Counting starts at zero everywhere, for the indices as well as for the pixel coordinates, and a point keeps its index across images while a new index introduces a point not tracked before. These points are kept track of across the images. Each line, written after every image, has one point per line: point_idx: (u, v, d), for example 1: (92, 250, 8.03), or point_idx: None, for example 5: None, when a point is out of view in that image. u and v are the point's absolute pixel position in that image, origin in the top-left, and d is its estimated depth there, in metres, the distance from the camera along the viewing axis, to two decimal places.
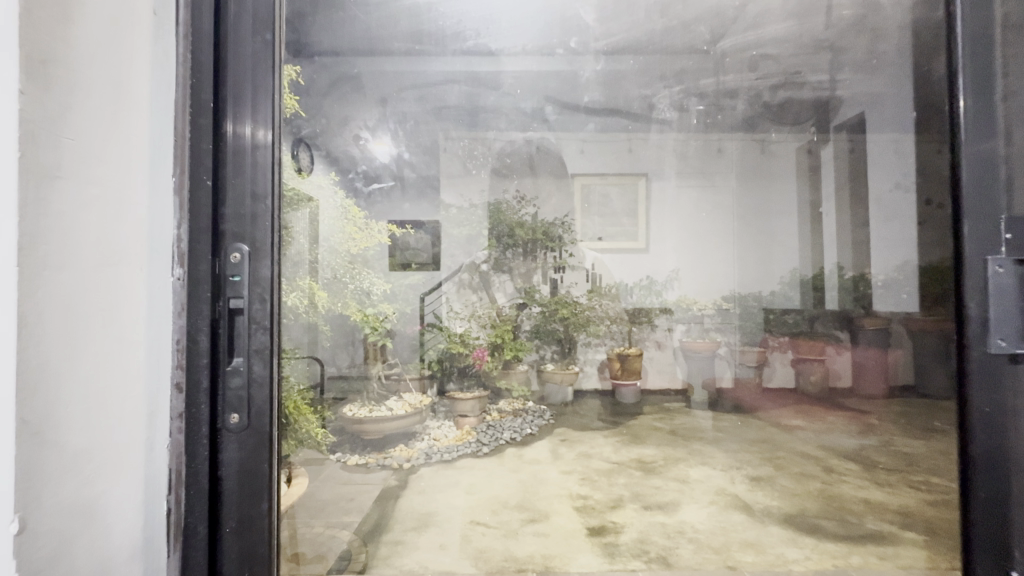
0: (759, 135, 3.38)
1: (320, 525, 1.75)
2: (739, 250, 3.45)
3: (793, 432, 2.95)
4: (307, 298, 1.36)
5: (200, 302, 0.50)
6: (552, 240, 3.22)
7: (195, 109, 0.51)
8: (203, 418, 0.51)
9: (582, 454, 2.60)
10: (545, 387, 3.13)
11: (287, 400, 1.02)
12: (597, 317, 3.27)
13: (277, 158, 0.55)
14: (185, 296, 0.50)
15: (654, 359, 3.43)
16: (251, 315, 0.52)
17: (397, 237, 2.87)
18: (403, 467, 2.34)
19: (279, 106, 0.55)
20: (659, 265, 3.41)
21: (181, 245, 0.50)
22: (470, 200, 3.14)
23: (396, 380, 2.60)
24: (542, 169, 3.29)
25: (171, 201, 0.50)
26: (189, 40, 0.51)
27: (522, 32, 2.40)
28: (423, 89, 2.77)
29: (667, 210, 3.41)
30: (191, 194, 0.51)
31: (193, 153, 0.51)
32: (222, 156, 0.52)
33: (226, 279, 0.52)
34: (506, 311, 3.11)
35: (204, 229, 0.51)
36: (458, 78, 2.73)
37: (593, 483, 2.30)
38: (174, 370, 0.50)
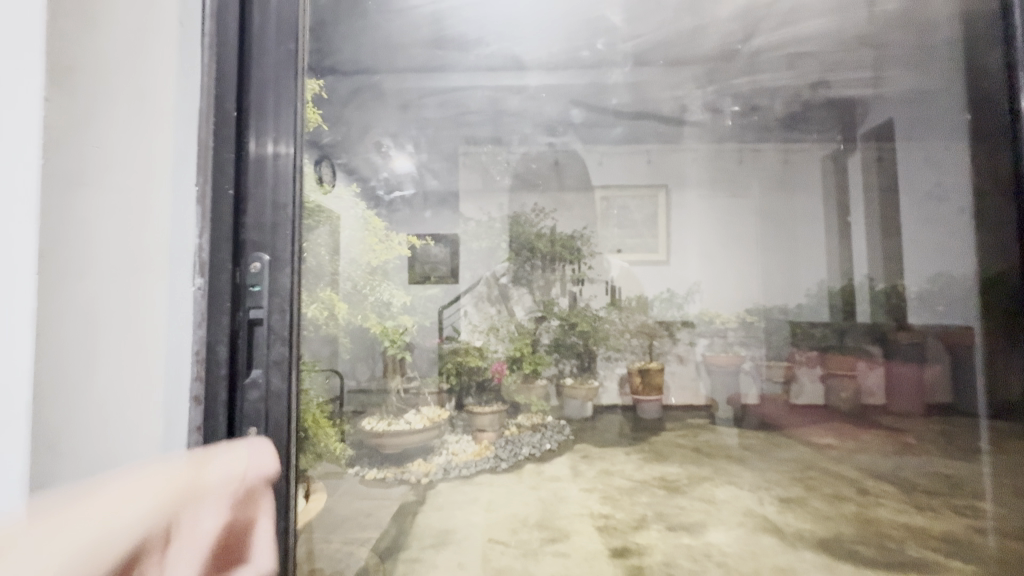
0: (778, 149, 3.34)
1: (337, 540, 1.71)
2: (762, 263, 3.37)
3: (824, 451, 2.83)
4: (327, 310, 1.37)
5: (223, 306, 0.56)
6: (570, 253, 3.15)
7: (219, 127, 0.57)
8: (221, 427, 0.55)
9: (602, 471, 2.54)
10: (565, 402, 3.03)
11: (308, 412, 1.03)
12: (616, 330, 3.21)
13: (299, 167, 0.60)
14: (207, 306, 0.55)
15: (676, 374, 3.35)
16: (271, 325, 0.57)
17: (418, 249, 2.62)
18: (422, 483, 2.34)
19: (300, 118, 0.60)
20: (680, 277, 3.34)
21: (202, 255, 0.56)
22: (489, 213, 3.06)
23: (415, 394, 2.59)
24: (567, 175, 3.24)
25: (194, 209, 0.56)
26: (214, 66, 0.57)
27: (545, 35, 2.31)
28: (444, 94, 2.66)
29: (687, 224, 3.37)
30: (213, 205, 0.56)
31: (217, 167, 0.56)
32: (244, 169, 0.58)
33: (245, 290, 0.57)
34: (524, 324, 2.99)
35: (225, 238, 0.56)
36: (479, 86, 2.66)
37: (614, 501, 2.24)
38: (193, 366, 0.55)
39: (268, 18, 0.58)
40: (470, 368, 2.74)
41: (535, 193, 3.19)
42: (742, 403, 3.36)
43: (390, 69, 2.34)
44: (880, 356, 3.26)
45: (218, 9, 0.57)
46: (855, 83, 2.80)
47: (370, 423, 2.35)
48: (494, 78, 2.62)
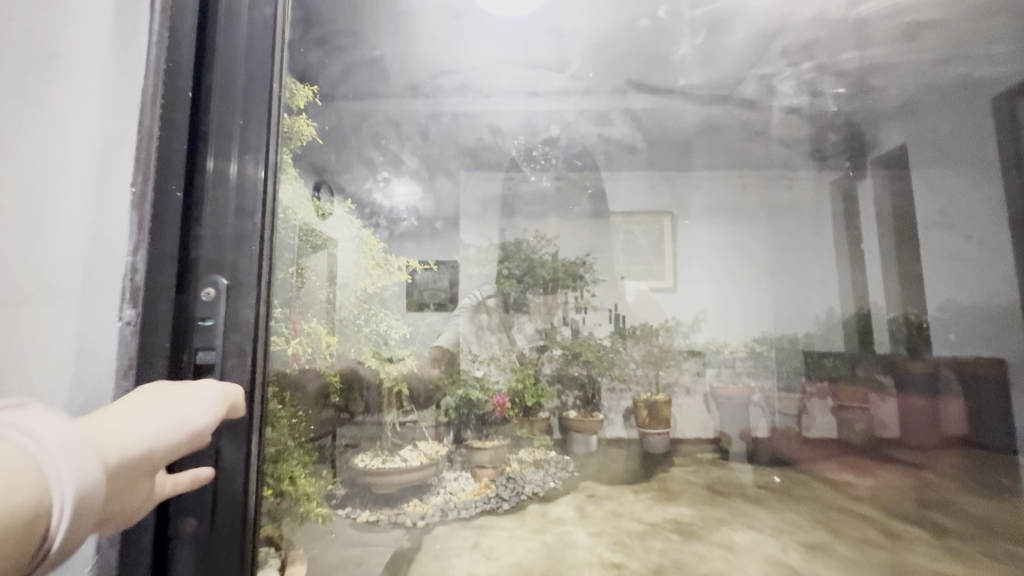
0: (781, 176, 3.31)
1: None
2: (765, 285, 3.19)
3: (847, 491, 2.63)
4: (320, 343, 1.30)
5: (169, 317, 0.58)
6: (573, 279, 2.94)
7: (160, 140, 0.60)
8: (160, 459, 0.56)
9: (611, 513, 2.36)
10: (567, 435, 2.79)
11: (284, 471, 0.97)
12: (622, 359, 2.93)
13: (263, 198, 0.64)
14: (142, 334, 0.57)
15: (684, 406, 3.03)
16: (225, 361, 0.60)
17: (419, 275, 2.39)
18: (418, 527, 2.14)
19: (265, 150, 0.65)
20: (685, 304, 3.07)
21: (137, 277, 0.58)
22: (489, 239, 2.85)
23: (411, 427, 2.37)
24: (579, 200, 3.05)
25: (131, 218, 0.59)
26: (163, 80, 0.61)
27: None
28: (473, 74, 2.59)
29: (697, 254, 3.15)
30: (152, 213, 0.59)
31: (164, 175, 0.59)
32: (198, 179, 0.62)
33: (198, 309, 0.59)
34: (526, 353, 2.79)
35: (168, 251, 0.59)
36: (506, 81, 2.69)
37: (626, 548, 2.06)
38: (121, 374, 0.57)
39: (229, 45, 0.64)
40: (466, 399, 2.56)
41: (535, 217, 2.97)
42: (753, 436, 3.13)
43: (408, 61, 2.39)
44: (891, 389, 3.12)
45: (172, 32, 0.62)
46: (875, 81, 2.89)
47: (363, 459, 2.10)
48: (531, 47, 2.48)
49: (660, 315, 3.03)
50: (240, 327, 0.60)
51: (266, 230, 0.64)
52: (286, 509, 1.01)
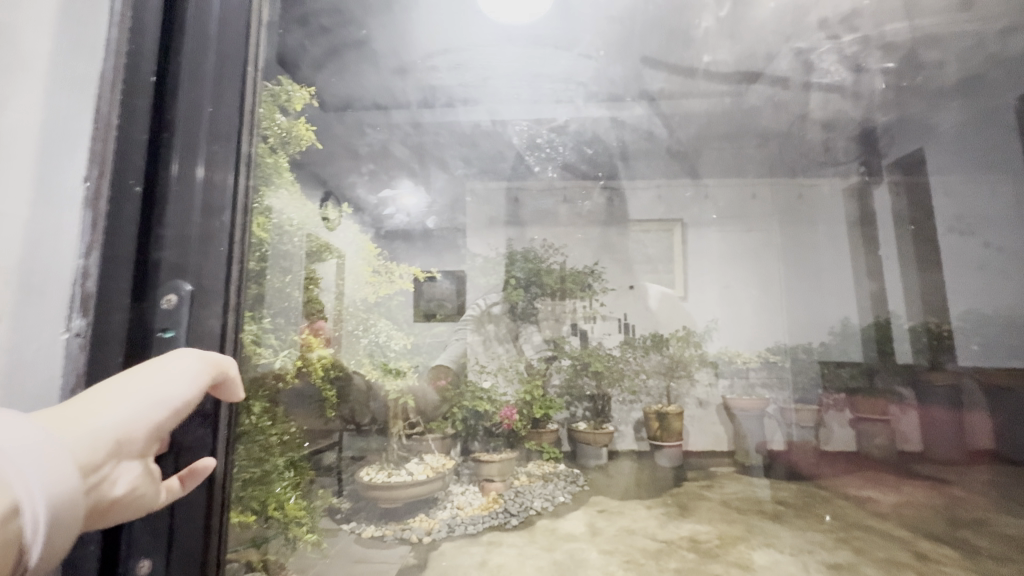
0: (790, 186, 3.24)
1: None
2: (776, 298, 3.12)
3: (871, 508, 2.52)
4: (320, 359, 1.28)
5: (119, 335, 0.46)
6: (581, 289, 2.88)
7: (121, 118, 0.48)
8: None
9: (623, 529, 2.28)
10: (577, 448, 2.78)
11: (272, 501, 0.95)
12: (631, 370, 2.80)
13: (234, 200, 0.53)
14: (91, 351, 0.45)
15: (695, 418, 2.90)
16: None
17: (423, 285, 2.35)
18: (424, 543, 2.07)
19: (237, 140, 0.54)
20: (698, 313, 2.95)
21: (86, 283, 0.46)
22: (496, 250, 2.84)
23: (419, 440, 2.38)
24: (589, 208, 2.99)
25: (84, 216, 0.47)
26: (124, 60, 0.49)
27: None
28: (464, 52, 2.16)
29: (705, 259, 2.99)
30: (105, 207, 0.47)
31: (119, 163, 0.48)
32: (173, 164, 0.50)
33: (149, 324, 0.48)
34: (534, 364, 2.78)
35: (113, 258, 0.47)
36: (501, 49, 2.14)
37: (639, 567, 1.97)
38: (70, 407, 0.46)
39: (203, 18, 0.53)
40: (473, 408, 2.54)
41: (543, 227, 2.94)
42: (769, 451, 3.05)
43: (399, 48, 2.06)
44: (910, 403, 3.02)
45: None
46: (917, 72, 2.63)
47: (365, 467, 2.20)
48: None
49: (672, 326, 2.88)
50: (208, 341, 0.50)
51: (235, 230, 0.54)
52: (272, 534, 1.02)
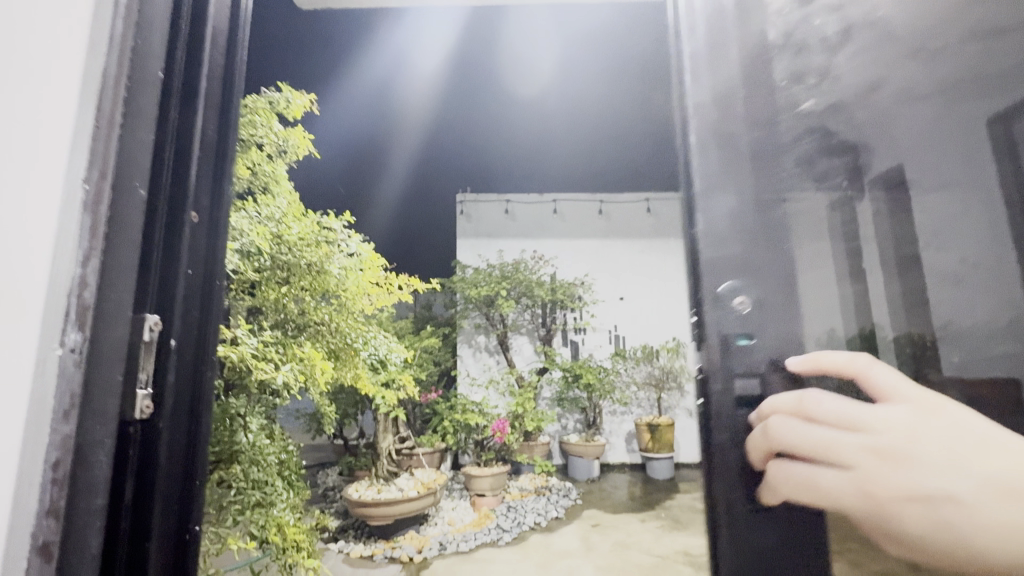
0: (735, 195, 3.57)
1: None
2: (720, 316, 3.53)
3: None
4: (303, 378, 1.12)
5: (119, 350, 0.34)
6: (572, 299, 3.42)
7: (128, 112, 0.36)
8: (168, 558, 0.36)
9: (484, 558, 2.13)
10: (571, 460, 3.22)
11: (269, 528, 1.02)
12: (623, 381, 3.41)
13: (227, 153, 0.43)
14: (90, 370, 0.32)
15: (686, 429, 3.47)
16: (185, 401, 0.38)
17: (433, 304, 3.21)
18: (414, 561, 2.08)
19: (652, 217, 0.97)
20: (630, 319, 3.52)
21: (84, 295, 0.33)
22: (485, 258, 3.46)
23: (408, 455, 2.66)
24: (570, 218, 3.59)
25: (81, 222, 0.33)
26: (132, 25, 0.36)
27: (586, 121, 2.64)
28: (534, 142, 2.89)
29: (622, 271, 3.56)
30: (111, 220, 0.34)
31: (123, 159, 0.35)
32: (189, 184, 0.39)
33: (150, 345, 0.36)
34: (525, 375, 3.29)
35: (124, 266, 0.35)
36: (536, 77, 2.24)
37: (605, 528, 2.45)
38: (58, 440, 0.31)
39: (233, 57, 0.44)
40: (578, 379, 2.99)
41: (532, 241, 3.53)
42: None
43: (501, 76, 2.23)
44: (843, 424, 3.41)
45: (135, 53, 0.37)
46: (1003, 145, 0.46)
47: (326, 478, 3.14)
48: (643, 113, 2.51)
49: (630, 345, 3.47)
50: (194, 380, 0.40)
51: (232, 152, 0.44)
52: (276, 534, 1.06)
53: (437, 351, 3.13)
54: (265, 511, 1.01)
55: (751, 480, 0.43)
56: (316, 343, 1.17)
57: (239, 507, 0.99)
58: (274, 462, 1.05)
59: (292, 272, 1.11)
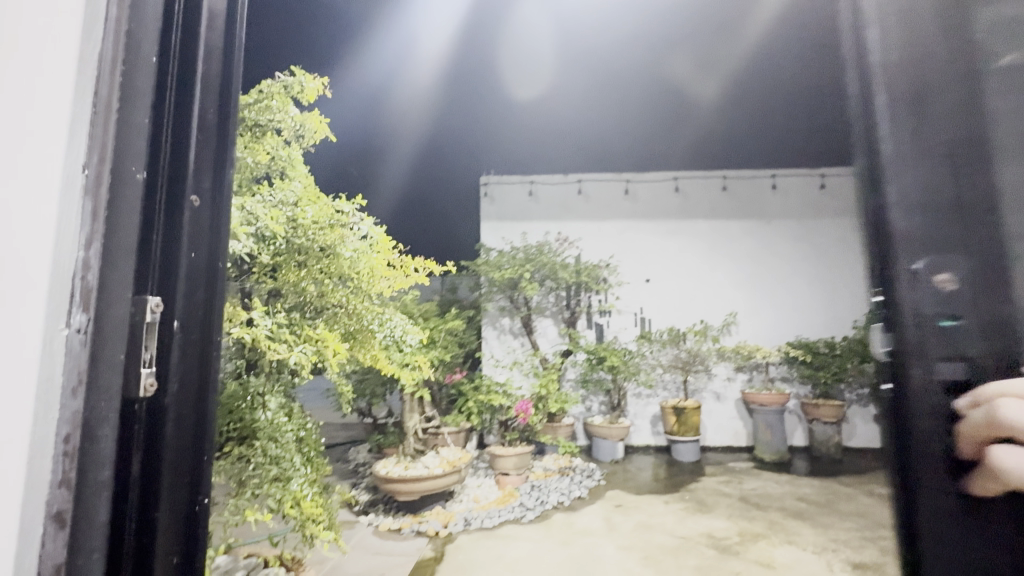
0: (767, 172, 3.47)
1: (383, 556, 1.97)
2: (750, 298, 3.44)
3: (875, 518, 2.30)
4: (319, 361, 1.14)
5: (121, 329, 0.30)
6: (596, 282, 3.37)
7: (128, 72, 0.32)
8: (172, 558, 0.31)
9: (508, 534, 2.18)
10: (595, 441, 3.23)
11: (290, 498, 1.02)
12: (649, 363, 3.30)
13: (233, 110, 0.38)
14: (97, 354, 0.29)
15: (712, 412, 3.44)
16: (188, 385, 0.33)
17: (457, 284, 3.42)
18: (441, 535, 2.15)
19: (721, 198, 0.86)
20: (656, 301, 3.47)
21: (87, 276, 0.29)
22: (509, 241, 3.48)
23: (434, 433, 2.74)
24: (595, 198, 3.54)
25: (82, 205, 0.30)
26: None
27: (602, 100, 2.67)
28: (553, 120, 2.92)
29: (649, 252, 3.51)
30: (113, 197, 0.30)
31: (120, 127, 0.31)
32: (191, 142, 0.34)
33: (153, 326, 0.31)
34: (550, 358, 3.30)
35: (126, 246, 0.31)
36: (543, 60, 2.25)
37: (628, 509, 2.47)
38: (69, 415, 0.28)
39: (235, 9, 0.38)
40: (608, 362, 3.10)
41: (557, 225, 3.51)
42: (810, 416, 3.23)
43: (509, 59, 2.26)
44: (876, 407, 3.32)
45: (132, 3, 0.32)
46: None
47: (357, 454, 3.27)
48: (663, 81, 2.51)
49: (656, 327, 3.44)
50: (202, 377, 0.34)
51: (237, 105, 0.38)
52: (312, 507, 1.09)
53: (463, 332, 3.20)
54: (282, 486, 1.02)
55: (958, 474, 0.32)
56: (332, 326, 1.18)
57: (259, 481, 1.00)
58: (291, 440, 1.07)
59: (307, 256, 1.12)
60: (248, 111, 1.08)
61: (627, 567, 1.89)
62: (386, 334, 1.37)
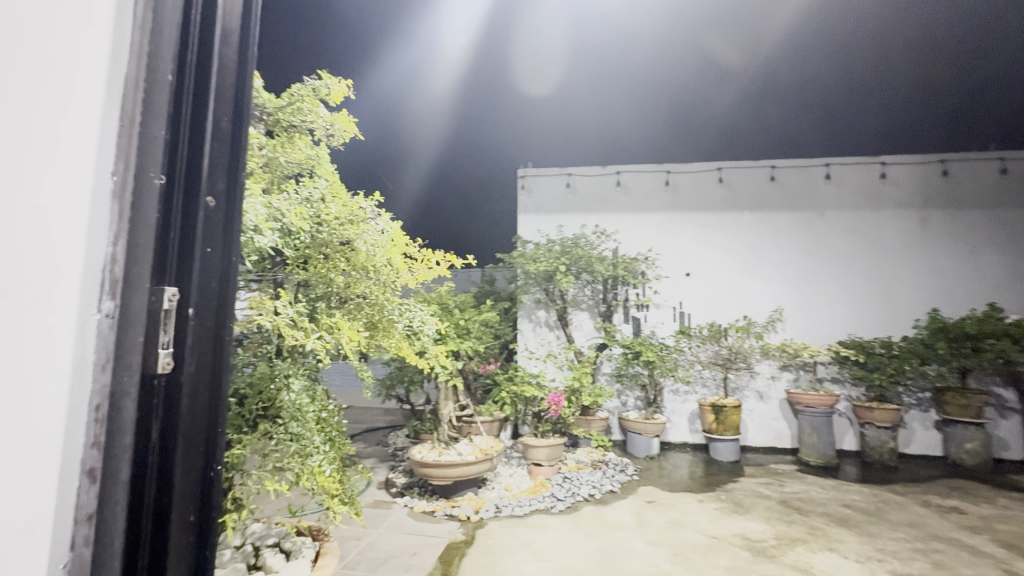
0: (820, 161, 3.28)
1: (416, 536, 2.06)
2: (798, 294, 3.28)
3: (928, 530, 2.16)
4: (347, 350, 1.19)
5: (141, 316, 0.34)
6: (634, 276, 3.32)
7: (148, 88, 0.36)
8: (183, 513, 0.37)
9: (537, 523, 2.21)
10: (630, 437, 3.20)
11: (315, 474, 1.07)
12: (687, 359, 3.22)
13: (243, 129, 0.43)
14: (123, 335, 0.34)
15: (755, 411, 3.34)
16: (199, 364, 0.38)
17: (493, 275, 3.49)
18: (472, 520, 2.21)
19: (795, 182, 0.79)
20: (696, 294, 3.38)
21: (115, 269, 0.34)
22: (546, 233, 3.49)
23: (469, 422, 2.81)
24: (633, 190, 3.47)
25: (111, 208, 0.34)
26: None
27: (636, 64, 2.63)
28: (586, 93, 2.98)
29: (689, 244, 3.41)
30: (135, 203, 0.35)
31: (144, 141, 0.35)
32: (205, 152, 0.39)
33: (169, 313, 0.36)
34: (586, 352, 3.29)
35: (145, 243, 0.35)
36: (559, 38, 2.31)
37: (660, 505, 2.44)
38: (99, 387, 0.33)
39: (247, 36, 0.43)
40: (644, 357, 3.06)
41: (595, 218, 3.47)
42: (863, 420, 3.06)
43: (531, 43, 2.32)
44: (937, 412, 3.11)
45: (153, 24, 0.36)
46: None
47: (397, 438, 3.40)
48: (694, 46, 2.48)
49: (695, 320, 3.36)
50: (213, 358, 0.40)
51: (248, 121, 0.44)
52: (339, 484, 1.13)
53: (499, 324, 3.27)
54: (302, 460, 1.06)
55: None
56: (355, 316, 1.22)
57: (281, 455, 1.05)
58: (313, 419, 1.12)
59: (330, 251, 1.17)
60: (282, 113, 1.17)
61: (655, 562, 1.88)
62: (416, 323, 1.42)
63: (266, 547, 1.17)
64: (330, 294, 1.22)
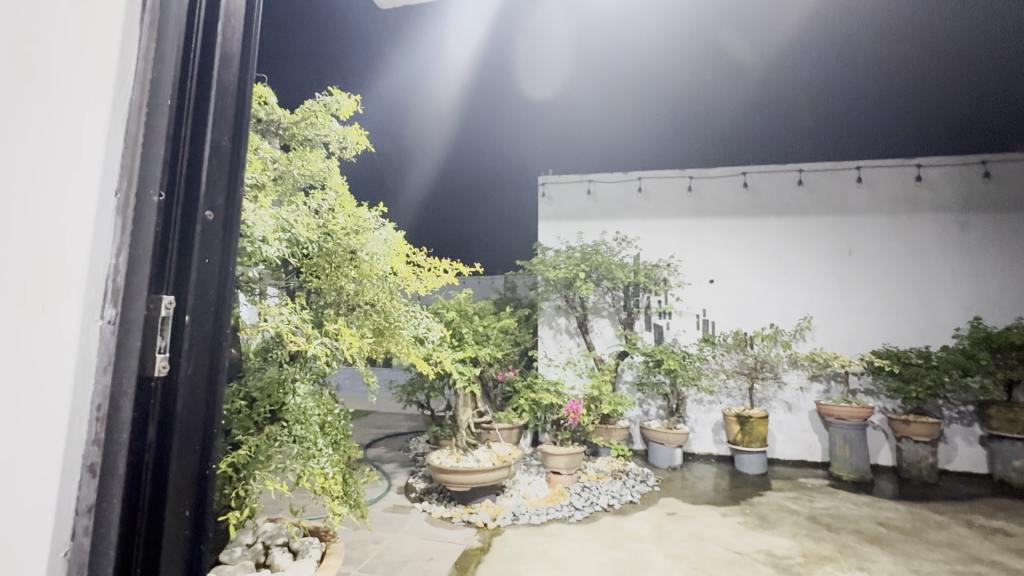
0: (851, 164, 3.16)
1: (433, 541, 2.08)
2: (826, 301, 3.18)
3: (969, 552, 2.04)
4: (356, 355, 1.22)
5: (141, 323, 0.37)
6: (656, 283, 3.28)
7: (151, 112, 0.39)
8: (177, 507, 0.39)
9: (555, 532, 2.19)
10: (652, 446, 3.14)
11: (317, 477, 1.08)
12: (711, 368, 3.15)
13: (240, 148, 0.46)
14: (123, 339, 0.36)
15: (783, 423, 3.23)
16: (195, 367, 0.41)
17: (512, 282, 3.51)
18: (488, 527, 2.21)
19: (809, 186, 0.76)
20: (718, 301, 3.31)
21: (117, 278, 0.37)
22: (566, 241, 3.48)
23: (487, 428, 2.82)
24: (653, 195, 3.43)
25: (113, 222, 0.37)
26: (154, 24, 0.39)
27: (652, 55, 2.62)
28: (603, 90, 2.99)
29: (711, 249, 3.34)
30: (138, 216, 0.38)
31: (143, 160, 0.38)
32: (204, 170, 0.42)
33: (167, 321, 0.38)
34: (607, 360, 3.26)
35: (145, 253, 0.37)
36: (560, 43, 2.36)
37: (682, 518, 2.38)
38: (100, 388, 0.36)
39: (247, 61, 0.47)
40: (665, 364, 3.01)
41: (616, 224, 3.45)
42: (899, 434, 2.92)
43: (538, 47, 2.37)
44: (981, 426, 2.94)
45: (157, 54, 0.39)
46: None
47: (418, 444, 3.44)
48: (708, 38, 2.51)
49: (718, 328, 3.29)
50: (211, 362, 0.43)
51: (245, 141, 0.47)
52: (342, 485, 1.15)
53: (518, 331, 3.29)
54: (304, 462, 1.08)
55: None
56: (362, 323, 1.24)
57: (284, 457, 1.08)
58: (317, 423, 1.14)
59: (337, 260, 1.19)
60: (297, 128, 1.23)
61: None
62: (425, 329, 1.45)
63: (275, 546, 1.21)
64: (336, 302, 1.24)
